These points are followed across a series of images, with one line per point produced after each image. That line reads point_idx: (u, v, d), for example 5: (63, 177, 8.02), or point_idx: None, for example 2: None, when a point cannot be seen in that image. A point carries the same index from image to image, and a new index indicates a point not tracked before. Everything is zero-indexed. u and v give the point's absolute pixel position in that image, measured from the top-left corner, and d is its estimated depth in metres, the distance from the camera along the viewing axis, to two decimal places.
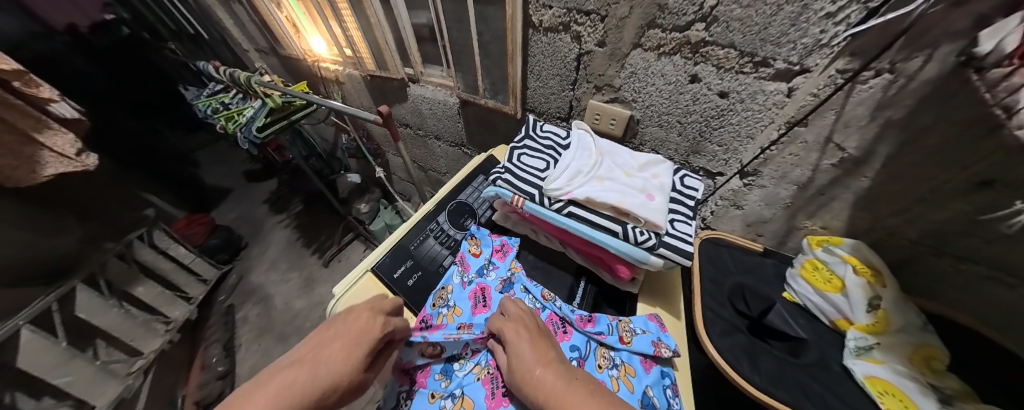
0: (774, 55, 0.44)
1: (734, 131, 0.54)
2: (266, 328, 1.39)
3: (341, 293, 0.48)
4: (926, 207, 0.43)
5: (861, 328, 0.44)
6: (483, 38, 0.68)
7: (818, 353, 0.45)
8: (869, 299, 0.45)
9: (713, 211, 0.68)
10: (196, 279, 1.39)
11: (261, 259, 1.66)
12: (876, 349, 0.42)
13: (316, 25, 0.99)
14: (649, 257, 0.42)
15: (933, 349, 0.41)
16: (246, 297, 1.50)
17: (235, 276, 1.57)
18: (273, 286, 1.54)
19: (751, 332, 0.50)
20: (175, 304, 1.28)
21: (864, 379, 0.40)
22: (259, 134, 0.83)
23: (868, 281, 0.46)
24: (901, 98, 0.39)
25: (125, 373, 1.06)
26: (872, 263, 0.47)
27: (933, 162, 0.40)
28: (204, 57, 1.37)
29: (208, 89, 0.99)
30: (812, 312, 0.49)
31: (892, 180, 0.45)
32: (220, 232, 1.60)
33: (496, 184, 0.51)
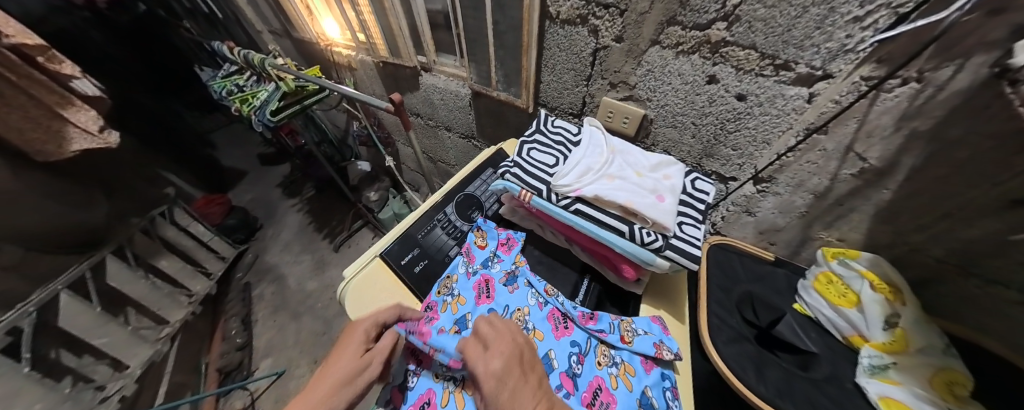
0: (797, 59, 0.42)
1: (751, 135, 0.53)
2: (280, 306, 1.46)
3: (351, 275, 0.49)
4: (951, 222, 0.42)
5: (877, 346, 0.43)
6: (498, 28, 0.67)
7: (829, 368, 0.44)
8: (886, 317, 0.44)
9: (725, 216, 0.68)
10: (214, 255, 1.46)
11: (275, 240, 1.71)
12: (891, 369, 0.41)
13: (329, 8, 0.98)
14: (655, 258, 0.42)
15: (956, 373, 0.39)
16: (261, 276, 1.56)
17: (250, 256, 1.63)
18: (286, 266, 1.60)
19: (758, 342, 0.49)
20: (197, 278, 1.34)
21: (877, 399, 0.39)
22: (275, 118, 0.84)
23: (886, 298, 0.45)
24: (929, 109, 0.38)
25: (154, 338, 1.12)
26: (892, 281, 0.46)
27: (960, 177, 0.39)
28: (220, 38, 1.37)
29: (223, 70, 1.00)
30: (824, 327, 0.49)
31: (915, 194, 0.43)
32: (236, 212, 1.65)
33: (505, 177, 0.51)
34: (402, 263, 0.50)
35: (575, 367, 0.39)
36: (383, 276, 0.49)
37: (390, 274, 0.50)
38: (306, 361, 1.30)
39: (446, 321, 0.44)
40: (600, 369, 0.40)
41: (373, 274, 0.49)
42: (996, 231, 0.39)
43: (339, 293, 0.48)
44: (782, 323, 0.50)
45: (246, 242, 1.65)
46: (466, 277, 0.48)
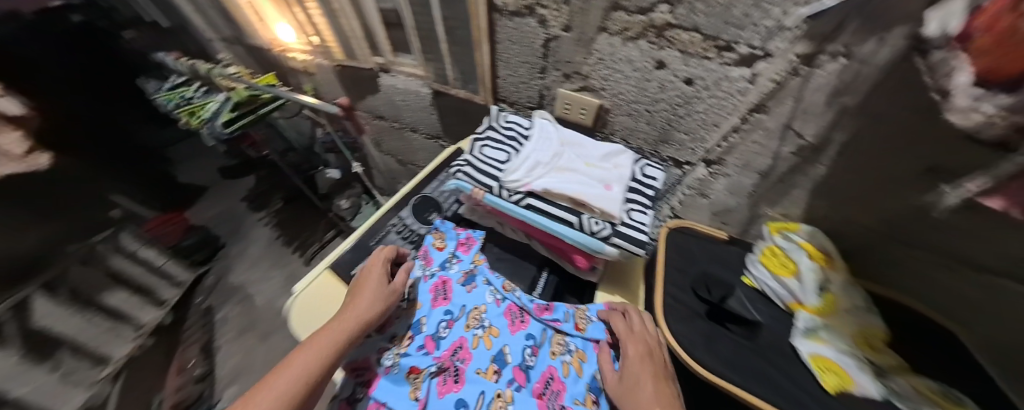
0: (737, 39, 0.42)
1: (700, 119, 0.53)
2: (248, 327, 1.44)
3: (300, 289, 0.48)
4: (879, 193, 0.44)
5: (810, 309, 0.44)
6: (450, 24, 0.65)
7: (769, 336, 0.45)
8: (819, 282, 0.46)
9: (681, 200, 0.69)
10: (167, 282, 1.42)
11: (243, 257, 1.62)
12: (821, 330, 0.42)
13: (281, 11, 0.93)
14: (604, 247, 0.43)
15: (873, 328, 0.43)
16: (226, 297, 1.51)
17: (213, 277, 1.57)
18: (254, 285, 1.54)
19: (710, 318, 0.49)
20: (145, 308, 1.31)
21: (808, 357, 0.41)
22: (227, 130, 0.80)
23: (820, 265, 0.47)
24: (856, 84, 0.39)
25: (91, 381, 1.07)
26: (825, 249, 0.49)
27: (885, 150, 0.41)
28: (164, 44, 1.27)
29: (169, 82, 0.92)
30: (768, 297, 0.49)
31: (848, 169, 0.46)
32: (197, 232, 1.56)
33: (456, 177, 0.50)
34: (352, 272, 0.49)
35: (529, 360, 0.42)
36: (336, 287, 0.48)
37: (341, 284, 0.49)
38: None
39: (403, 327, 0.47)
40: (554, 357, 0.43)
41: (325, 287, 0.48)
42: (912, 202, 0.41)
43: (286, 305, 0.46)
44: (732, 298, 0.49)
45: (207, 263, 1.58)
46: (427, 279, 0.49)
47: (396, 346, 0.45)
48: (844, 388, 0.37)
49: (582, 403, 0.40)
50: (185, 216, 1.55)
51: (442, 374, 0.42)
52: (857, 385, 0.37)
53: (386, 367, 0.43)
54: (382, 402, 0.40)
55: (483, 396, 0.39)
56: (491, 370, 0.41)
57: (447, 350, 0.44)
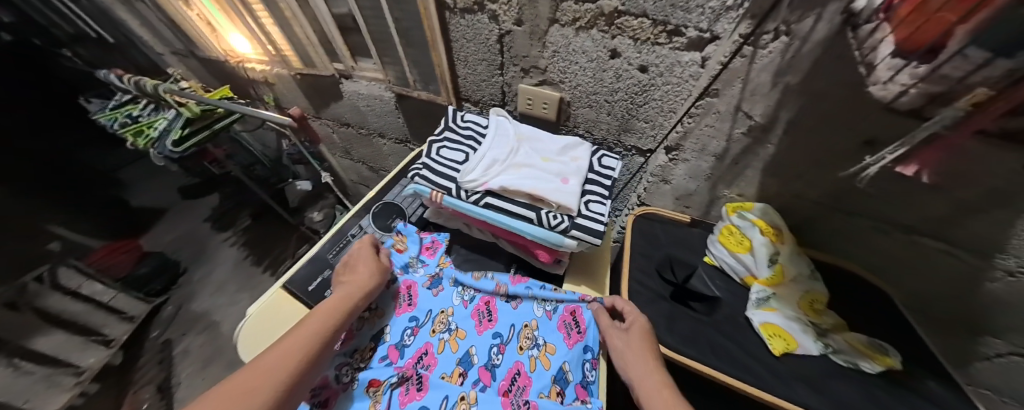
0: (685, 23, 0.42)
1: (658, 106, 0.53)
2: (214, 358, 1.30)
3: (252, 311, 0.45)
4: (821, 169, 0.48)
5: (763, 282, 0.50)
6: (402, 25, 0.64)
7: (728, 310, 0.51)
8: (770, 256, 0.50)
9: (646, 188, 0.70)
10: (117, 317, 1.27)
11: (205, 282, 1.45)
12: (772, 299, 0.49)
13: (233, 23, 0.88)
14: (564, 240, 0.43)
15: (817, 293, 0.50)
16: (186, 328, 1.35)
17: (172, 307, 1.38)
18: (220, 311, 1.40)
19: (674, 298, 0.53)
20: (89, 349, 1.19)
21: (761, 326, 0.48)
22: (177, 148, 0.76)
23: (771, 240, 0.50)
24: (798, 63, 0.40)
25: None
26: (776, 224, 0.51)
27: (826, 124, 0.43)
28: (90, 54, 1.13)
29: (113, 100, 0.88)
30: (727, 273, 0.54)
31: (794, 145, 0.48)
32: (153, 258, 1.39)
33: (414, 181, 0.49)
34: (307, 289, 0.47)
35: (495, 358, 0.41)
36: (292, 305, 0.46)
37: (295, 303, 0.46)
38: None
39: (364, 338, 0.44)
40: (521, 353, 0.42)
41: (276, 308, 0.46)
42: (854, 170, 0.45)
43: (237, 334, 0.43)
44: (695, 277, 0.54)
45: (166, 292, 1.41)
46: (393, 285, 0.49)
47: (357, 360, 0.41)
48: (788, 350, 0.45)
49: (548, 397, 0.38)
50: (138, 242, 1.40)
51: (404, 383, 0.39)
52: (799, 346, 0.45)
53: (344, 382, 0.39)
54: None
55: (446, 401, 0.37)
56: (455, 373, 0.40)
57: (411, 358, 0.41)
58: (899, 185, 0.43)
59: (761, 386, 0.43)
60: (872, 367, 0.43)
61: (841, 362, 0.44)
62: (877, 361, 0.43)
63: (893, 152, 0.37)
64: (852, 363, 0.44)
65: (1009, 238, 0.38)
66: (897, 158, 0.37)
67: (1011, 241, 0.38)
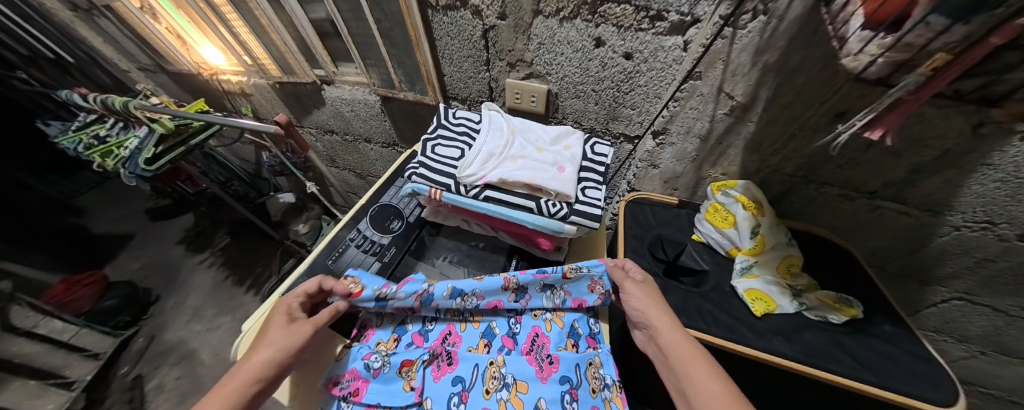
0: (666, 7, 0.43)
1: (644, 92, 0.55)
2: (190, 392, 1.15)
3: (247, 328, 0.42)
4: (796, 142, 0.50)
5: (747, 252, 0.51)
6: (383, 27, 0.63)
7: (714, 281, 0.52)
8: (752, 228, 0.51)
9: (636, 173, 0.71)
10: (80, 355, 1.14)
11: (179, 310, 1.34)
12: (754, 267, 0.50)
13: (205, 34, 0.85)
14: (563, 226, 0.42)
15: (793, 257, 0.50)
16: (159, 361, 1.21)
17: (141, 340, 1.25)
18: (198, 338, 1.27)
19: (666, 275, 0.54)
20: (46, 394, 1.06)
21: (745, 292, 0.48)
22: (150, 167, 0.71)
23: (753, 214, 0.51)
24: (775, 41, 0.41)
25: None
26: (757, 199, 0.52)
27: (800, 99, 0.45)
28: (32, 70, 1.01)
29: (77, 121, 0.83)
30: (713, 248, 0.55)
31: (771, 122, 0.50)
32: (119, 289, 1.25)
33: (411, 179, 0.48)
34: None
35: (514, 326, 0.42)
36: None
37: None
38: None
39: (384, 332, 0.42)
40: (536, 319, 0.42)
41: None
42: (826, 140, 0.46)
43: (233, 353, 0.41)
44: (685, 254, 0.56)
45: (136, 324, 1.28)
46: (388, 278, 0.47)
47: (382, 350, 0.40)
48: (768, 310, 0.46)
49: (565, 349, 0.40)
50: (101, 275, 1.26)
51: (436, 360, 0.39)
52: (778, 306, 0.47)
53: (374, 369, 0.37)
54: (374, 403, 0.35)
55: (477, 369, 0.37)
56: (481, 344, 0.40)
57: (436, 339, 0.41)
58: (868, 154, 0.45)
59: (744, 343, 0.44)
60: (839, 318, 0.45)
61: (812, 317, 0.46)
62: (843, 312, 0.46)
63: (851, 125, 0.40)
64: (822, 317, 0.46)
65: (958, 195, 0.42)
66: (867, 124, 0.35)
67: (960, 198, 0.42)
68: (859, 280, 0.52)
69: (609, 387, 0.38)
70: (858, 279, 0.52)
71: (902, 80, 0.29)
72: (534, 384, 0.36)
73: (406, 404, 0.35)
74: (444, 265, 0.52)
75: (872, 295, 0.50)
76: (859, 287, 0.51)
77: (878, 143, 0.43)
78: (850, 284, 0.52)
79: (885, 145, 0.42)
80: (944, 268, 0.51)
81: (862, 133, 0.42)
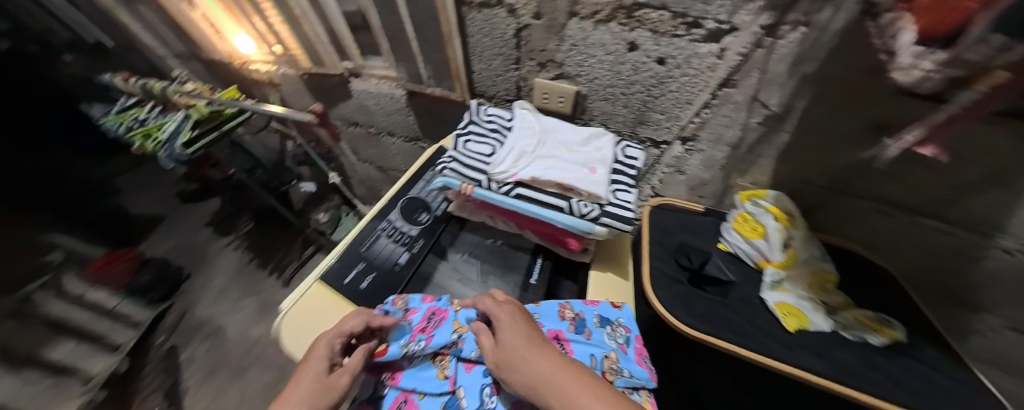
0: (704, 15, 0.43)
1: (674, 97, 0.55)
2: (217, 364, 1.29)
3: (287, 307, 0.43)
4: (833, 154, 0.49)
5: (777, 265, 0.50)
6: (416, 21, 0.64)
7: (742, 292, 0.51)
8: (784, 241, 0.50)
9: (661, 179, 0.71)
10: (122, 323, 1.25)
11: (207, 290, 1.45)
12: (785, 281, 0.49)
13: (238, 22, 0.88)
14: (594, 227, 0.42)
15: (827, 273, 0.51)
16: (188, 335, 1.35)
17: (175, 313, 1.39)
18: (223, 317, 1.39)
19: (691, 283, 0.55)
20: (96, 356, 1.14)
21: (775, 306, 0.48)
22: (187, 150, 0.74)
23: (785, 226, 0.51)
24: (815, 52, 0.41)
25: None
26: (788, 211, 0.52)
27: (839, 111, 0.44)
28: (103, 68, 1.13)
29: (117, 103, 0.85)
30: (740, 258, 0.54)
31: (807, 133, 0.49)
32: (153, 265, 1.37)
33: (443, 174, 0.49)
34: (344, 282, 0.46)
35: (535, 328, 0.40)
36: (326, 300, 0.44)
37: (332, 295, 0.45)
38: None
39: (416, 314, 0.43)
40: (562, 320, 0.41)
41: (315, 300, 0.44)
42: (870, 152, 0.45)
43: (274, 327, 0.42)
44: (710, 264, 0.56)
45: (168, 299, 1.40)
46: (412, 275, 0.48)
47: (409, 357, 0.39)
48: (801, 326, 0.46)
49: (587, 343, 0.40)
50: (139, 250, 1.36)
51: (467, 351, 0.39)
52: (812, 323, 0.46)
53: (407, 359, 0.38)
54: (410, 387, 0.36)
55: None
56: None
57: None
58: (909, 168, 0.44)
59: (770, 354, 0.43)
60: (877, 339, 0.44)
61: (848, 336, 0.45)
62: (882, 333, 0.44)
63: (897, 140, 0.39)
64: (858, 337, 0.44)
65: (1008, 216, 0.41)
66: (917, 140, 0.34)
67: (1012, 220, 0.41)
68: (890, 298, 0.51)
69: (638, 391, 0.37)
70: (893, 298, 0.51)
71: (959, 95, 0.28)
72: None
73: (441, 391, 0.36)
74: (459, 261, 0.52)
75: (905, 315, 0.49)
76: (893, 306, 0.50)
77: (927, 158, 0.42)
78: (878, 301, 0.51)
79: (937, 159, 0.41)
80: (989, 292, 0.49)
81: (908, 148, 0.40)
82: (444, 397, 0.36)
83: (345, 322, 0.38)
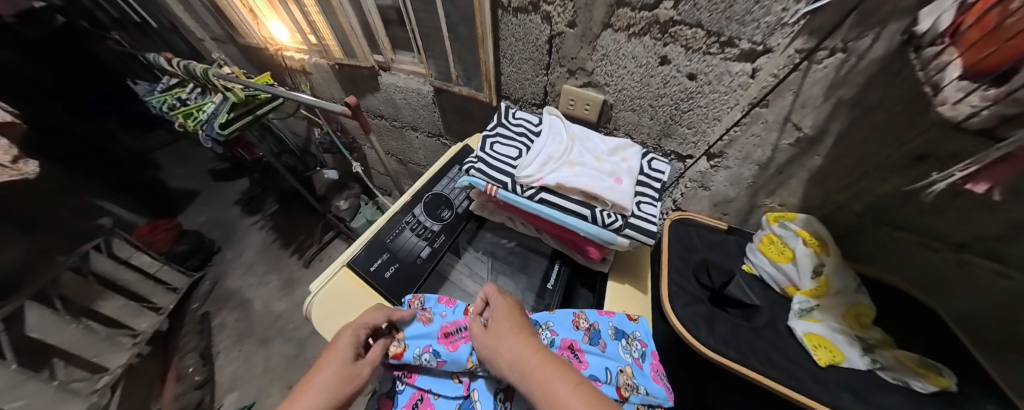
0: (739, 35, 0.44)
1: (703, 113, 0.55)
2: (246, 333, 1.32)
3: (317, 288, 0.46)
4: (868, 181, 0.49)
5: (807, 293, 0.49)
6: (452, 21, 0.66)
7: (768, 317, 0.50)
8: (814, 267, 0.50)
9: (683, 193, 0.72)
10: (164, 288, 1.29)
11: (237, 262, 1.52)
12: (816, 310, 0.48)
13: (274, 10, 0.91)
14: (616, 238, 0.44)
15: (863, 307, 0.48)
16: (221, 303, 1.40)
17: (208, 282, 1.44)
18: (251, 290, 1.44)
19: (712, 302, 0.55)
20: (142, 315, 1.20)
21: (803, 336, 0.46)
22: (224, 131, 0.78)
23: (814, 251, 0.51)
24: (852, 77, 0.41)
25: (89, 391, 1.00)
26: (819, 235, 0.52)
27: (877, 138, 0.44)
28: (156, 50, 1.23)
29: (161, 83, 0.90)
30: (766, 282, 0.54)
31: (842, 158, 0.49)
32: (189, 237, 1.46)
33: (469, 173, 0.50)
34: (370, 269, 0.48)
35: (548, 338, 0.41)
36: (354, 285, 0.47)
37: (359, 282, 0.47)
38: (279, 388, 1.20)
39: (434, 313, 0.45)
40: (576, 331, 0.42)
41: (343, 284, 0.46)
42: (906, 184, 0.45)
43: (306, 306, 0.45)
44: (732, 284, 0.54)
45: (202, 268, 1.48)
46: (432, 264, 0.50)
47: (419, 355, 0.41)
48: (834, 362, 0.43)
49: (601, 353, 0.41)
50: (177, 222, 1.46)
51: None
52: (845, 359, 0.43)
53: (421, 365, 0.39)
54: (427, 387, 0.39)
55: None
56: None
57: None
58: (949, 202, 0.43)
59: (805, 392, 0.41)
60: (925, 386, 0.39)
61: (889, 378, 0.41)
62: (931, 380, 0.39)
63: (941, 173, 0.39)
64: (902, 381, 0.40)
65: None
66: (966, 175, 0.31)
67: None
68: None
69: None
70: None
71: (1013, 134, 0.26)
72: None
73: (457, 395, 0.39)
74: (473, 258, 0.56)
75: None
76: None
77: (968, 192, 0.40)
78: None
79: (976, 195, 0.39)
80: None
81: (952, 182, 0.39)
82: (459, 399, 0.38)
83: (372, 315, 0.40)
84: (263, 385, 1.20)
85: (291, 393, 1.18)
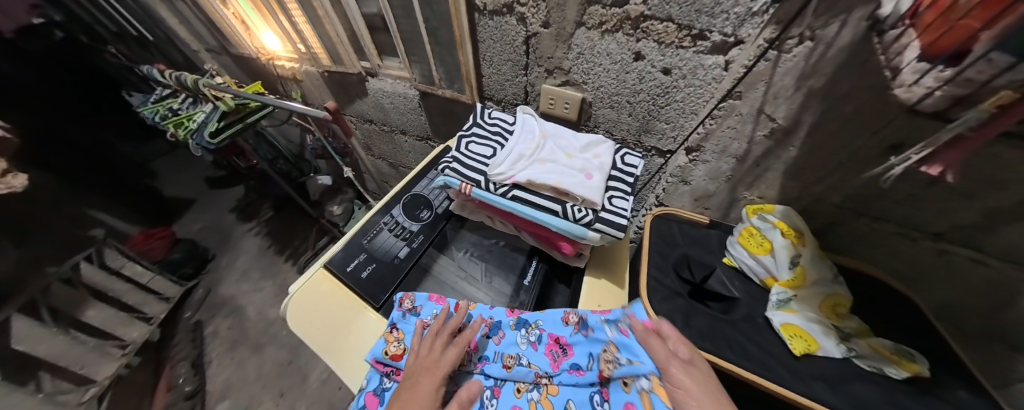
0: (710, 27, 0.44)
1: (679, 107, 0.55)
2: (239, 341, 1.33)
3: (294, 289, 0.47)
4: (843, 173, 0.48)
5: (784, 284, 0.48)
6: (431, 25, 0.67)
7: (747, 310, 0.50)
8: (791, 258, 0.49)
9: (664, 188, 0.72)
10: (155, 297, 1.32)
11: (232, 268, 1.55)
12: (793, 301, 0.47)
13: (265, 20, 0.92)
14: (587, 232, 0.44)
15: (839, 296, 0.47)
16: (214, 311, 1.42)
17: (201, 291, 1.47)
18: (246, 297, 1.46)
19: (693, 296, 0.54)
20: (133, 325, 1.24)
21: (780, 326, 0.45)
22: (213, 140, 0.80)
23: (793, 242, 0.50)
24: (821, 67, 0.41)
25: (77, 403, 1.06)
26: (797, 227, 0.51)
27: (848, 128, 0.43)
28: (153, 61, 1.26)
29: (155, 94, 0.93)
30: (746, 274, 0.53)
31: (816, 149, 0.48)
32: (183, 245, 1.49)
33: (444, 173, 0.51)
34: (346, 270, 0.49)
35: (534, 335, 0.43)
36: (330, 284, 0.48)
37: (336, 282, 0.48)
38: (271, 396, 1.20)
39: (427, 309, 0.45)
40: (565, 327, 0.43)
41: (319, 284, 0.47)
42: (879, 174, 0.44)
43: (282, 308, 0.46)
44: (713, 278, 0.55)
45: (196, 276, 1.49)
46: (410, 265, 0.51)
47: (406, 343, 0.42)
48: (809, 351, 0.42)
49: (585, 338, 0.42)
50: (170, 229, 1.51)
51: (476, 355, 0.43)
52: (821, 348, 0.43)
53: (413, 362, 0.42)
54: None
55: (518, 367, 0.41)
56: (513, 355, 0.42)
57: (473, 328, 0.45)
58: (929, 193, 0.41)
59: (778, 382, 0.41)
60: (898, 373, 0.40)
61: (864, 366, 0.41)
62: (903, 367, 0.40)
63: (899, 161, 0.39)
64: (876, 368, 0.40)
65: None
66: (923, 159, 0.31)
67: None
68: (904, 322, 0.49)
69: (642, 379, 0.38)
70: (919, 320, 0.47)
71: (962, 115, 0.26)
72: (563, 386, 0.41)
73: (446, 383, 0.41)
74: (464, 259, 0.55)
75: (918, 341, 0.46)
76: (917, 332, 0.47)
77: (943, 180, 0.39)
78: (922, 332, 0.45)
79: (950, 183, 0.38)
80: None
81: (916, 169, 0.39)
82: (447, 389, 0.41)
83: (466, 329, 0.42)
84: (254, 393, 1.21)
85: (283, 400, 1.19)
